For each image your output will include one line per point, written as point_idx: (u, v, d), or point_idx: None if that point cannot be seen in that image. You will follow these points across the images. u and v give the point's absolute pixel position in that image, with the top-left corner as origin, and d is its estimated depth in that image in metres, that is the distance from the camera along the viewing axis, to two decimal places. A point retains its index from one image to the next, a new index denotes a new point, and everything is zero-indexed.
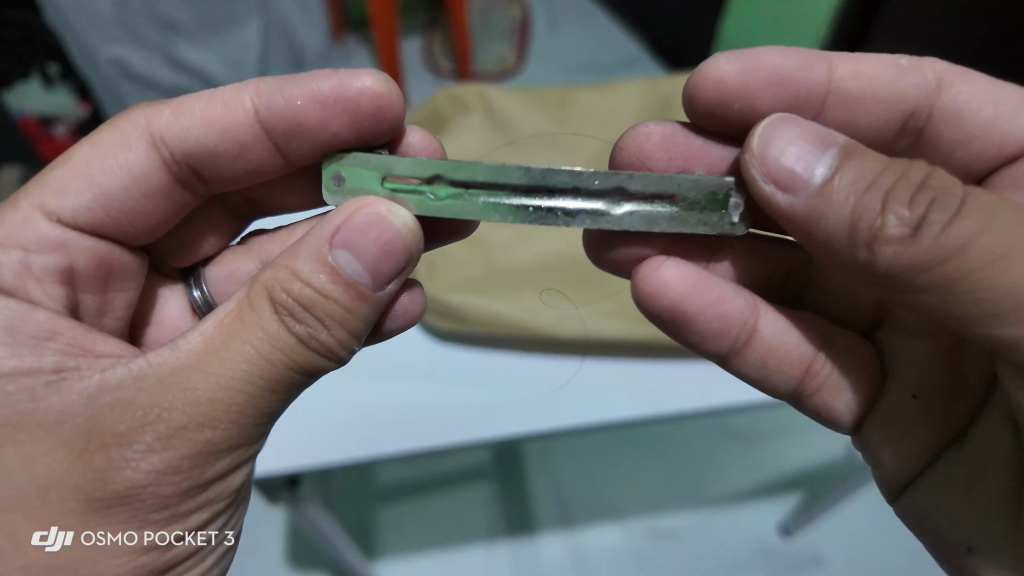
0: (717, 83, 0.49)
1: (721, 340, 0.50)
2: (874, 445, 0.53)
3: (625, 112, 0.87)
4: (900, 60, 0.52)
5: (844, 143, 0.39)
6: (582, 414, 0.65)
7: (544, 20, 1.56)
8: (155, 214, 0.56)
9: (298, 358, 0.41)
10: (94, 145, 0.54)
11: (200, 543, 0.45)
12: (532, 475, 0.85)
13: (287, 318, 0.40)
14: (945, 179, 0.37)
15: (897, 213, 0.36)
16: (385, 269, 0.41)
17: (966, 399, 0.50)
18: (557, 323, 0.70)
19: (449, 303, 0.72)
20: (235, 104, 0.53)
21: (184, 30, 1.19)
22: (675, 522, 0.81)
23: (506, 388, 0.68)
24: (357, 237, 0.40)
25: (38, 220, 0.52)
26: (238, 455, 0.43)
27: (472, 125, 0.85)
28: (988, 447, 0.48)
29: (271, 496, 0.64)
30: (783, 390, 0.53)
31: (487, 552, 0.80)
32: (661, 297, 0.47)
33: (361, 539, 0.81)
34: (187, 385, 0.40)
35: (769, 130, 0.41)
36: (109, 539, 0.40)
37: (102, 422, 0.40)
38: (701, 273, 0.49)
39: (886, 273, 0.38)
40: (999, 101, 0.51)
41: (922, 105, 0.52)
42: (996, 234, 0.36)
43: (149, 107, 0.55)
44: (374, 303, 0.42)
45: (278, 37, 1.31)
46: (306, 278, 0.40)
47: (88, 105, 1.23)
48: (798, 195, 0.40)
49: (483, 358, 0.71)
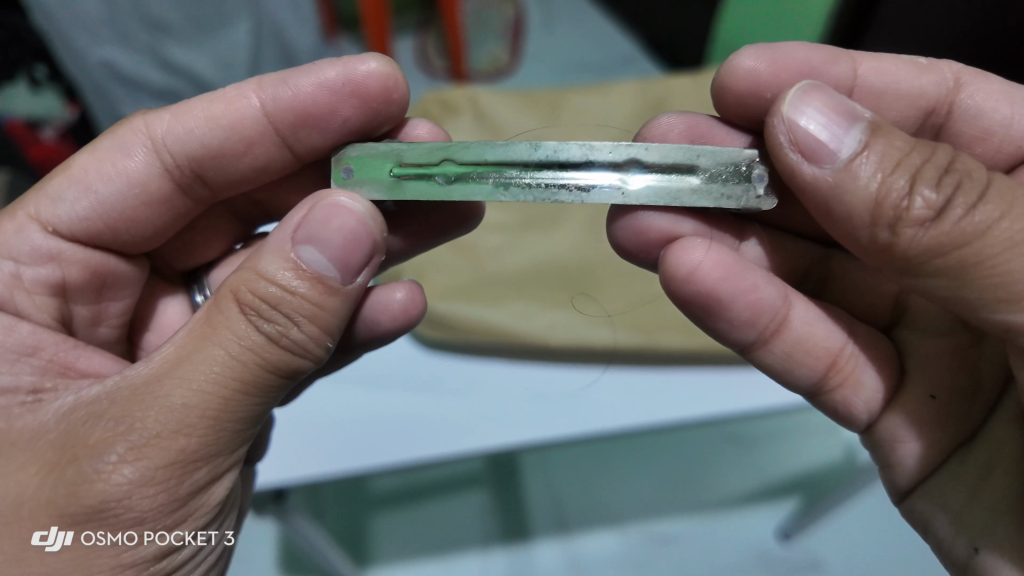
0: (748, 74, 0.47)
1: (751, 329, 0.48)
2: (887, 442, 0.52)
3: (621, 111, 0.85)
4: (917, 59, 0.52)
5: (870, 119, 0.38)
6: (572, 423, 0.64)
7: (540, 20, 1.55)
8: (154, 221, 0.54)
9: (271, 357, 0.40)
10: (92, 152, 0.53)
11: (200, 543, 0.44)
12: (529, 481, 0.84)
13: (256, 317, 0.39)
14: (969, 164, 0.37)
15: (923, 195, 0.36)
16: (353, 261, 0.40)
17: (981, 400, 0.49)
18: (549, 329, 0.70)
19: (436, 313, 0.72)
20: (240, 102, 0.52)
21: (173, 31, 1.19)
22: (675, 528, 0.80)
23: (492, 398, 0.67)
24: (320, 229, 0.39)
25: (33, 229, 0.51)
26: (217, 465, 0.42)
27: (464, 131, 0.84)
28: (999, 447, 0.48)
29: (256, 509, 0.63)
30: (804, 383, 0.52)
31: (482, 558, 0.79)
32: (695, 280, 0.44)
33: (353, 547, 0.80)
34: (157, 393, 0.39)
35: (798, 97, 0.40)
36: (109, 539, 0.39)
37: (76, 433, 0.39)
38: (737, 258, 0.47)
39: (903, 258, 0.38)
40: (1015, 98, 0.51)
41: (941, 102, 0.51)
42: (1019, 221, 0.36)
43: (149, 112, 0.54)
44: (345, 297, 0.41)
45: (270, 39, 1.31)
46: (271, 276, 0.39)
47: (75, 108, 1.22)
48: (824, 166, 0.38)
49: (474, 366, 0.71)
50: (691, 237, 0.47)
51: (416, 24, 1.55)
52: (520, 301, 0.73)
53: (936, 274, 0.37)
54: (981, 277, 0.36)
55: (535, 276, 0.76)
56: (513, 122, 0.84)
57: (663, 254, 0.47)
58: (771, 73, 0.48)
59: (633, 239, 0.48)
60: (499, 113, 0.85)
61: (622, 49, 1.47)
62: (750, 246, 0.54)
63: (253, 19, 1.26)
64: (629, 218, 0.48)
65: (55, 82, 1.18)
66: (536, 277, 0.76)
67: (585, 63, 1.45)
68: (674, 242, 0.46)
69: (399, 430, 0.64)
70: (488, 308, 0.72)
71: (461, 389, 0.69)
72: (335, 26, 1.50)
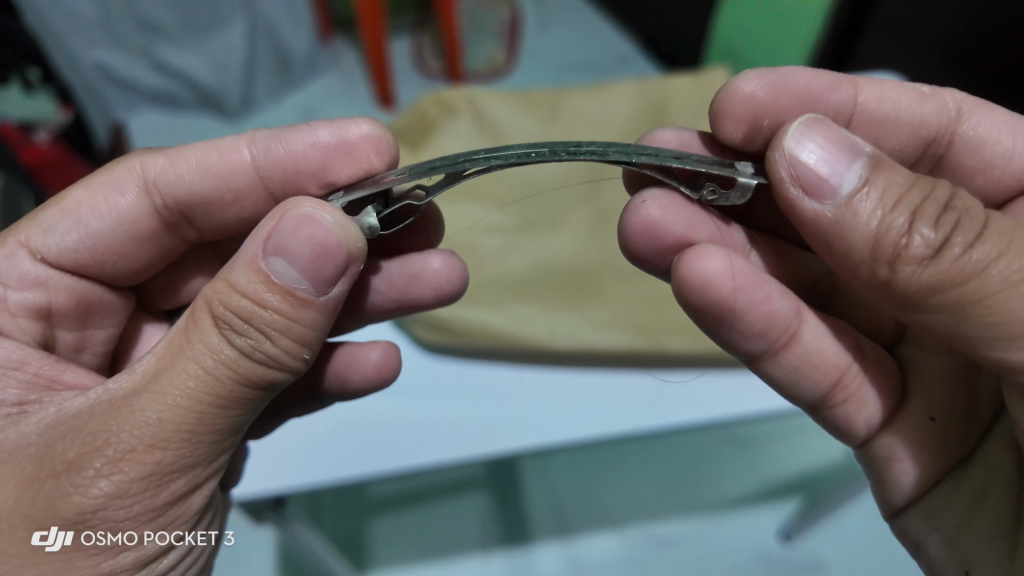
0: (749, 99, 0.46)
1: (761, 340, 0.48)
2: (884, 461, 0.51)
3: (621, 115, 0.84)
4: (921, 88, 0.52)
5: (871, 154, 0.39)
6: (570, 429, 0.64)
7: (535, 20, 1.55)
8: (140, 257, 0.54)
9: (245, 371, 0.39)
10: (87, 187, 0.53)
11: (201, 543, 0.47)
12: (528, 484, 0.85)
13: (228, 331, 0.39)
14: (969, 201, 0.38)
15: (922, 233, 0.36)
16: (325, 272, 0.39)
17: (977, 423, 0.50)
18: (551, 333, 0.69)
19: (439, 317, 0.70)
20: (233, 154, 0.52)
21: (165, 31, 1.24)
22: (673, 530, 0.80)
23: (483, 403, 0.66)
24: (289, 239, 0.38)
25: (22, 257, 0.51)
26: (195, 475, 0.42)
27: (461, 132, 0.81)
28: (994, 471, 0.49)
29: (255, 515, 0.62)
30: (809, 396, 0.51)
31: (483, 561, 0.80)
32: (712, 289, 0.43)
33: (352, 552, 0.80)
34: (133, 407, 0.39)
35: (800, 131, 0.41)
36: (109, 539, 0.39)
37: (53, 449, 0.38)
38: (749, 269, 0.46)
39: (903, 293, 0.38)
40: (1012, 130, 0.52)
41: (942, 132, 0.52)
42: (1018, 261, 0.36)
43: (146, 152, 0.53)
44: (321, 309, 0.40)
45: (264, 39, 1.34)
46: (243, 289, 0.38)
47: (69, 110, 1.20)
48: (825, 203, 0.39)
49: (475, 373, 0.69)
50: (706, 245, 0.46)
51: (412, 25, 1.54)
52: (521, 304, 0.72)
53: (936, 310, 0.38)
54: (981, 313, 0.37)
55: (535, 281, 0.75)
56: (512, 124, 0.83)
57: (676, 261, 0.46)
58: (770, 97, 0.47)
59: (647, 245, 0.48)
60: (499, 116, 0.83)
61: (618, 49, 1.47)
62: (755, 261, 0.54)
63: (246, 19, 1.29)
64: (640, 216, 0.47)
65: (48, 84, 1.17)
66: (538, 278, 0.76)
67: (583, 63, 1.45)
68: (688, 250, 0.45)
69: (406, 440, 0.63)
70: (489, 312, 0.71)
71: (466, 393, 0.67)
72: (332, 25, 1.49)
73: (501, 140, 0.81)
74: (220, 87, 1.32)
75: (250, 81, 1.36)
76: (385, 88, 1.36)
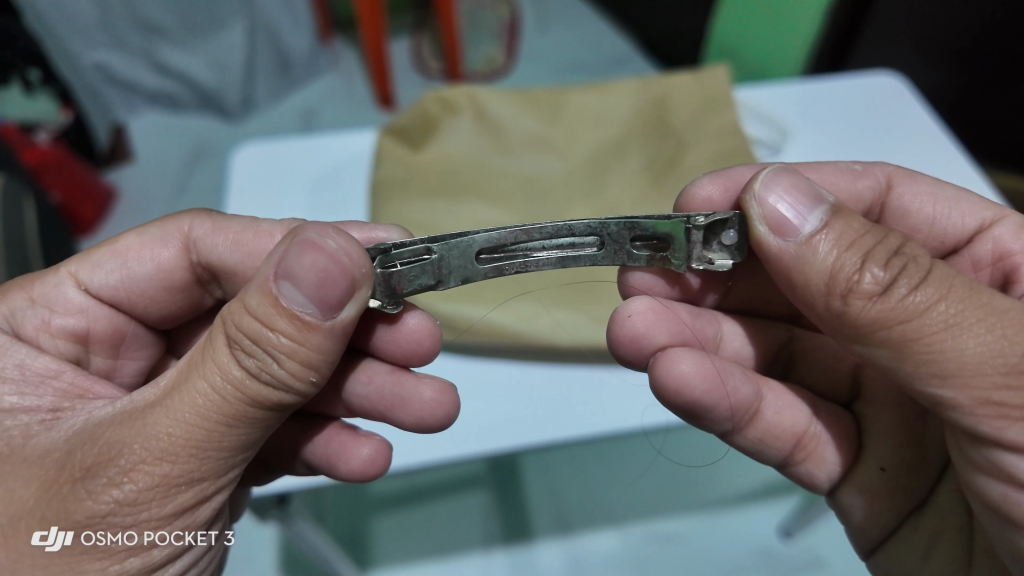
0: (705, 203, 0.49)
1: (727, 424, 0.49)
2: (842, 507, 0.53)
3: (623, 114, 0.84)
4: (853, 166, 0.53)
5: (834, 203, 0.40)
6: (585, 425, 0.63)
7: (534, 20, 1.56)
8: (170, 306, 0.55)
9: (251, 392, 0.39)
10: (138, 234, 0.53)
11: (200, 543, 0.45)
12: (532, 486, 0.82)
13: (238, 351, 0.38)
14: (917, 249, 0.39)
15: (873, 272, 0.38)
16: (331, 297, 0.37)
17: (927, 470, 0.51)
18: (553, 331, 0.67)
19: (440, 312, 0.68)
20: (268, 239, 0.52)
21: (167, 34, 1.26)
22: (675, 526, 0.75)
23: (499, 393, 0.66)
24: (295, 265, 0.37)
25: (69, 286, 0.52)
26: (203, 489, 0.41)
27: (463, 131, 0.82)
28: (945, 517, 0.50)
29: (260, 513, 0.62)
30: (771, 458, 0.52)
31: (484, 559, 0.80)
32: (682, 395, 0.45)
33: (353, 549, 0.81)
34: (145, 421, 0.39)
35: (768, 177, 0.41)
36: (109, 539, 0.39)
37: (74, 455, 0.39)
38: (716, 364, 0.47)
39: (854, 326, 0.39)
40: (937, 200, 0.52)
41: (874, 203, 0.53)
42: (954, 305, 0.37)
43: (198, 212, 0.54)
44: (328, 333, 0.38)
45: (265, 39, 1.34)
46: (253, 311, 0.37)
47: (70, 111, 1.20)
48: (788, 240, 0.40)
49: (474, 368, 0.67)
50: (679, 347, 0.47)
51: (411, 26, 1.55)
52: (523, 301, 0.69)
53: (880, 344, 0.38)
54: (918, 351, 0.37)
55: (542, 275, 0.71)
56: (512, 124, 0.83)
57: (650, 364, 0.47)
58: (725, 199, 0.49)
59: (634, 353, 0.48)
60: (499, 115, 0.83)
61: (616, 50, 1.47)
62: (730, 341, 0.55)
63: (246, 19, 1.29)
64: (625, 328, 0.47)
65: (48, 84, 1.17)
66: None
67: (582, 64, 1.45)
68: (661, 353, 0.46)
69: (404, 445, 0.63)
70: (491, 309, 0.68)
71: (460, 389, 0.66)
72: (332, 27, 1.50)
73: (502, 141, 0.82)
74: (220, 88, 1.33)
75: (251, 80, 1.36)
76: (385, 88, 1.36)
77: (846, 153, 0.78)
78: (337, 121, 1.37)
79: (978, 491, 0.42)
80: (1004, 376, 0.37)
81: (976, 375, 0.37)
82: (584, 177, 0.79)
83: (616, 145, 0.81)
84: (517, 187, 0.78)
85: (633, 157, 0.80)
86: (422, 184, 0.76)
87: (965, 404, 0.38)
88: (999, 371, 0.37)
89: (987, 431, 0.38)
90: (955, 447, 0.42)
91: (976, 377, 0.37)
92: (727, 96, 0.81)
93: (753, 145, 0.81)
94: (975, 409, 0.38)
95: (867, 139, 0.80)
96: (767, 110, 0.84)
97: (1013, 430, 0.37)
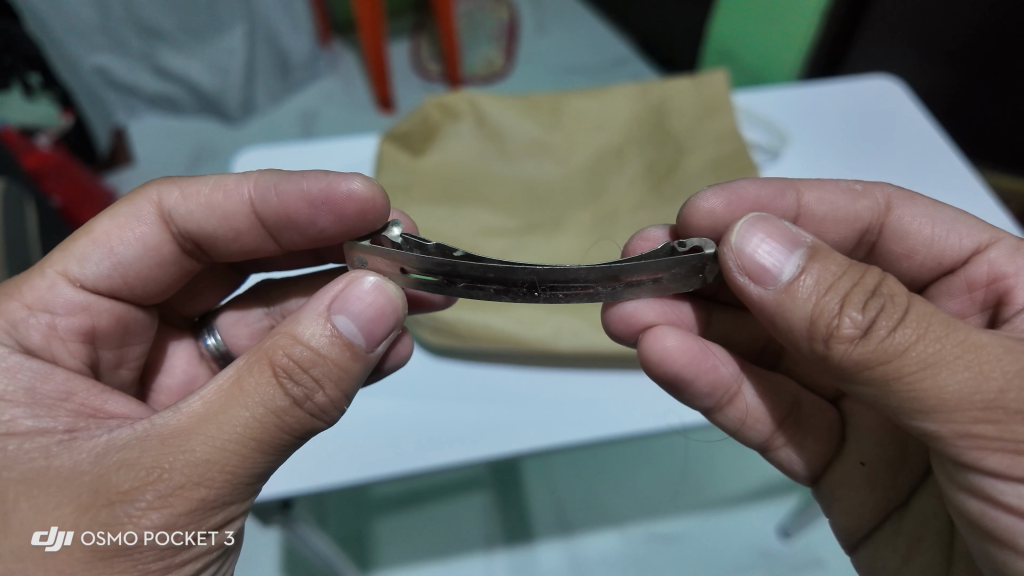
0: (708, 215, 0.51)
1: (709, 398, 0.50)
2: (827, 498, 0.53)
3: (622, 121, 0.84)
4: (855, 185, 0.54)
5: (810, 244, 0.41)
6: (577, 430, 0.62)
7: (533, 21, 1.57)
8: (164, 280, 0.55)
9: (291, 421, 0.41)
10: (112, 217, 0.52)
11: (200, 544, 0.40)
12: (531, 490, 0.84)
13: (286, 380, 0.41)
14: (895, 287, 0.39)
15: (851, 316, 0.38)
16: (378, 331, 0.43)
17: (907, 471, 0.50)
18: (555, 335, 0.66)
19: (443, 318, 0.67)
20: (235, 193, 0.53)
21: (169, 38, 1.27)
22: (675, 526, 0.76)
23: (490, 405, 0.64)
24: (352, 301, 0.43)
25: (63, 286, 0.51)
26: (232, 510, 0.41)
27: (464, 137, 0.82)
28: (925, 523, 0.49)
29: (263, 517, 0.61)
30: (753, 441, 0.54)
31: (486, 561, 0.79)
32: (666, 364, 0.48)
33: (356, 553, 0.79)
34: (184, 447, 0.39)
35: (745, 227, 0.43)
36: (109, 539, 0.37)
37: (108, 479, 0.38)
38: (699, 342, 0.50)
39: (839, 368, 0.40)
40: (939, 222, 0.53)
41: (873, 223, 0.54)
42: (932, 343, 0.38)
43: (164, 181, 0.53)
44: (365, 364, 0.44)
45: (263, 43, 1.34)
46: (307, 341, 0.41)
47: (70, 115, 1.21)
48: (768, 288, 0.41)
49: (482, 376, 0.66)
50: (664, 325, 0.50)
51: (410, 28, 1.56)
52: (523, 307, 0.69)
53: (866, 382, 0.39)
54: (900, 389, 0.38)
55: None
56: (515, 132, 0.83)
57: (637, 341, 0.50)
58: (727, 212, 0.51)
59: (623, 328, 0.51)
60: (500, 120, 0.83)
61: (613, 52, 1.49)
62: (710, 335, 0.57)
63: (246, 23, 1.28)
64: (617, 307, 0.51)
65: (48, 89, 1.17)
66: None
67: (583, 66, 1.46)
68: (648, 330, 0.50)
69: (382, 449, 0.61)
70: (493, 315, 0.67)
71: (460, 392, 0.65)
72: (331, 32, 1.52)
73: (505, 149, 0.82)
74: (220, 92, 1.34)
75: (250, 84, 1.37)
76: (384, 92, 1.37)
77: (843, 160, 0.79)
78: (336, 125, 1.38)
79: (958, 506, 0.42)
80: (980, 411, 0.37)
81: (958, 410, 0.37)
82: (586, 185, 0.79)
83: (616, 149, 0.82)
84: (518, 193, 0.79)
85: (633, 164, 0.80)
86: (426, 187, 0.77)
87: (946, 436, 0.38)
88: (977, 407, 0.37)
89: (970, 460, 0.39)
90: (939, 465, 0.42)
91: (956, 413, 0.38)
92: (726, 100, 0.82)
93: (752, 149, 0.81)
94: (957, 441, 0.38)
95: (863, 148, 0.80)
96: (763, 115, 0.84)
97: (992, 459, 0.38)
